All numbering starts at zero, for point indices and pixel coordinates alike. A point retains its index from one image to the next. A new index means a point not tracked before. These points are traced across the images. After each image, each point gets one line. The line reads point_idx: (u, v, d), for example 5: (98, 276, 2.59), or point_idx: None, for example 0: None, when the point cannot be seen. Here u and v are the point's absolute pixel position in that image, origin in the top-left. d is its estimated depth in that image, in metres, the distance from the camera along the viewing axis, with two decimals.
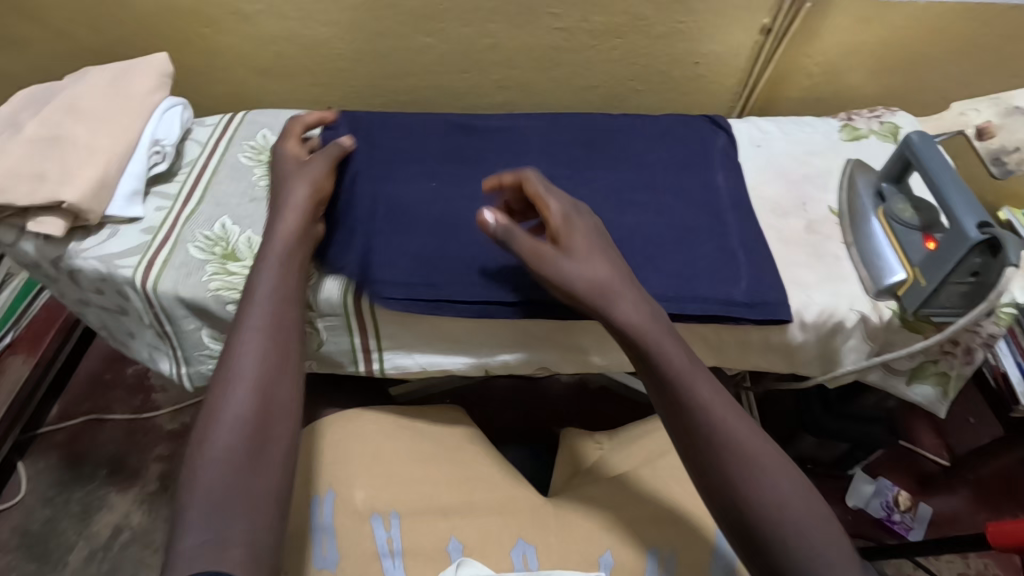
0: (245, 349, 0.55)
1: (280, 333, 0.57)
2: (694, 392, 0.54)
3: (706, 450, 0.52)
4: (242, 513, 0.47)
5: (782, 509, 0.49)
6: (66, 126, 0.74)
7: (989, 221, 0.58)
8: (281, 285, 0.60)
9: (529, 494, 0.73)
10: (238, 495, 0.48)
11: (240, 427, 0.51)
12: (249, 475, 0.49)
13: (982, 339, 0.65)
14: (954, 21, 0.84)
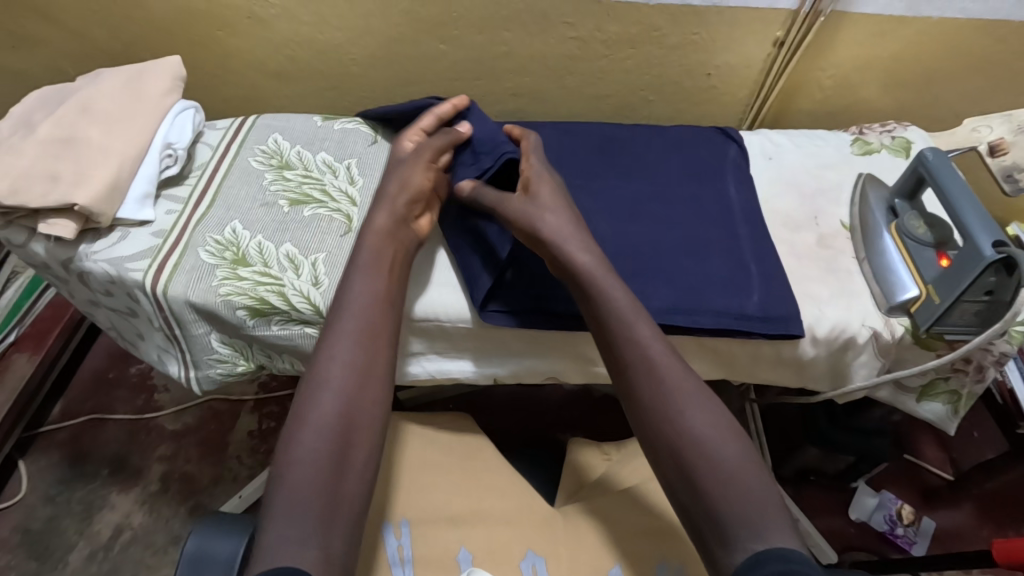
0: (334, 351, 0.56)
1: (370, 338, 0.58)
2: (665, 385, 0.55)
3: (669, 442, 0.53)
4: (317, 518, 0.48)
5: (730, 484, 0.49)
6: (79, 127, 0.74)
7: (1004, 240, 0.58)
8: (373, 288, 0.60)
9: (536, 503, 0.73)
10: (318, 498, 0.49)
11: (325, 431, 0.52)
12: (333, 481, 0.50)
13: (994, 357, 0.65)
14: (967, 37, 0.84)
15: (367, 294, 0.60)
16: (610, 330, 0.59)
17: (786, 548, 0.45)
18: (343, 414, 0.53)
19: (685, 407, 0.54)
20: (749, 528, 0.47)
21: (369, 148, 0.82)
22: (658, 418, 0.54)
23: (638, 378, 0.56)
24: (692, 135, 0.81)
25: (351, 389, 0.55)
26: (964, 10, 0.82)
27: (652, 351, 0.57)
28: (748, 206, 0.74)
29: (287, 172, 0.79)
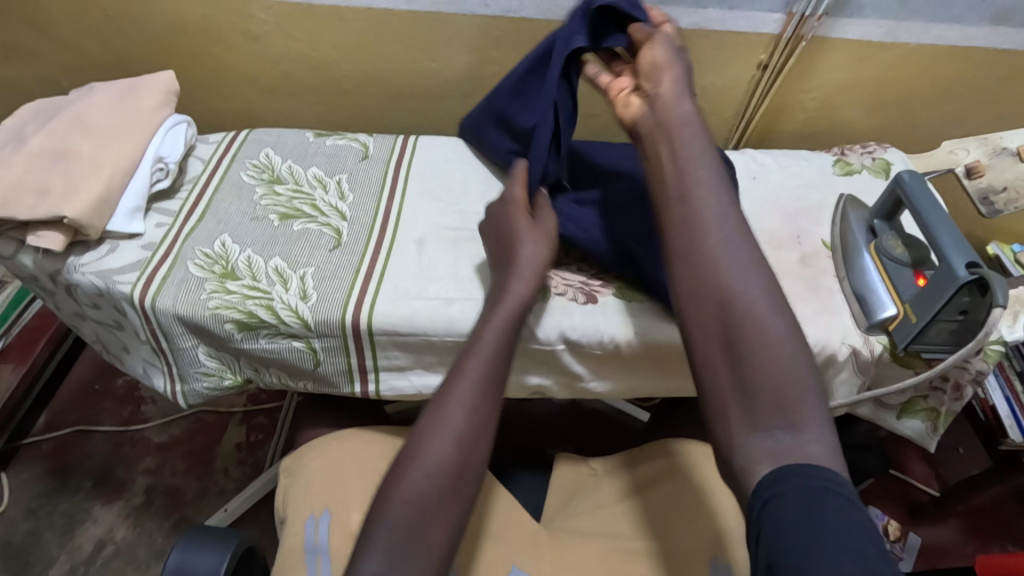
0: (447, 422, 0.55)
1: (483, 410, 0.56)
2: (727, 256, 0.52)
3: (728, 306, 0.50)
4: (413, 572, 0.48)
5: (774, 351, 0.48)
6: (70, 140, 0.74)
7: (977, 262, 0.59)
8: (502, 343, 0.59)
9: (525, 521, 0.75)
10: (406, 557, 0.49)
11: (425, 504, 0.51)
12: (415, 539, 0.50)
13: (971, 375, 0.66)
14: (944, 63, 0.87)
15: (496, 353, 0.58)
16: (678, 190, 0.56)
17: (817, 458, 0.43)
18: (461, 456, 0.54)
19: (742, 270, 0.51)
20: (777, 411, 0.46)
21: (360, 164, 0.83)
22: (710, 278, 0.51)
23: (699, 235, 0.54)
24: None
25: (468, 439, 0.55)
26: (940, 37, 0.84)
27: (723, 216, 0.54)
28: None
29: (278, 187, 0.80)
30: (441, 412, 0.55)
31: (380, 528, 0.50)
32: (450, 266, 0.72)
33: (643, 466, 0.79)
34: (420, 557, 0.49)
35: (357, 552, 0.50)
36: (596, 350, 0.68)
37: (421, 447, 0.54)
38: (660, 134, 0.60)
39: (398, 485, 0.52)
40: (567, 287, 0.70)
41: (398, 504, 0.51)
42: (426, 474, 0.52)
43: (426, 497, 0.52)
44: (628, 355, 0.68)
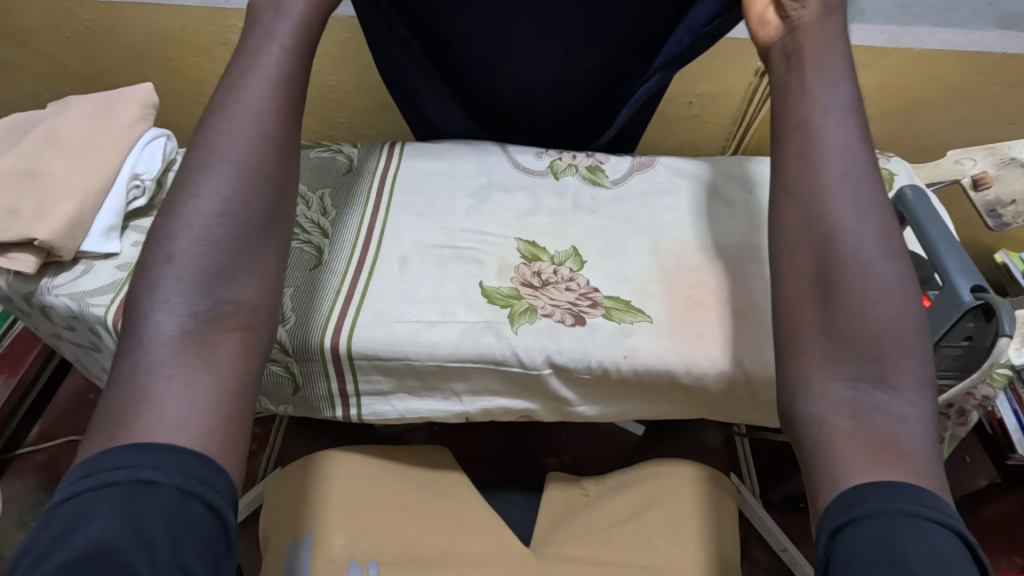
0: (234, 127, 0.50)
1: (284, 114, 0.52)
2: (832, 197, 0.48)
3: (832, 247, 0.46)
4: (237, 281, 0.46)
5: (873, 297, 0.44)
6: (43, 158, 0.72)
7: (983, 286, 0.57)
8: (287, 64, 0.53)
9: (517, 542, 0.73)
10: (225, 268, 0.46)
11: (222, 220, 0.46)
12: (241, 255, 0.47)
13: (976, 401, 0.63)
14: (949, 70, 0.84)
15: (279, 72, 0.52)
16: (794, 116, 0.52)
17: (911, 416, 0.41)
18: (254, 169, 0.49)
19: (855, 212, 0.47)
20: (868, 365, 0.43)
21: (344, 177, 0.81)
22: (815, 218, 0.48)
23: (817, 168, 0.49)
24: (671, 175, 0.80)
25: (269, 153, 0.50)
26: (945, 42, 0.81)
27: (852, 152, 0.49)
28: (726, 243, 0.73)
29: None
30: (217, 145, 0.49)
31: (179, 253, 0.45)
32: (432, 286, 0.69)
33: (636, 489, 0.78)
34: (242, 275, 0.46)
35: (141, 292, 0.45)
36: (584, 375, 0.65)
37: (208, 171, 0.48)
38: (791, 64, 0.54)
39: (178, 211, 0.47)
40: (554, 308, 0.68)
41: (188, 233, 0.46)
42: (212, 202, 0.47)
43: (223, 215, 0.47)
44: (616, 380, 0.66)
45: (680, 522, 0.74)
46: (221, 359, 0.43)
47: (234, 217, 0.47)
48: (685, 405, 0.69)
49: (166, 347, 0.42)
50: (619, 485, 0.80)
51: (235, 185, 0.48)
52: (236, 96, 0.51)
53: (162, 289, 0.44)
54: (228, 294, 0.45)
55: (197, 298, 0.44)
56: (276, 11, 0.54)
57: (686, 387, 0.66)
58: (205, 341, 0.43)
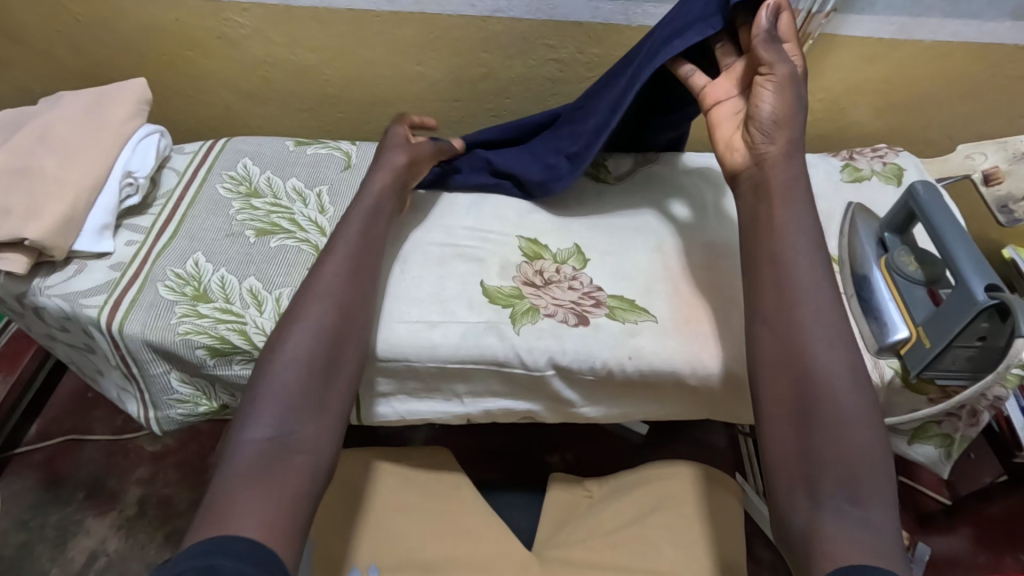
0: (319, 285, 0.59)
1: (357, 270, 0.61)
2: (805, 328, 0.51)
3: (805, 374, 0.50)
4: (308, 416, 0.52)
5: (840, 424, 0.48)
6: (34, 155, 0.70)
7: (997, 285, 0.55)
8: (368, 231, 0.64)
9: (519, 546, 0.72)
10: (305, 405, 0.52)
11: (309, 363, 0.55)
12: (315, 391, 0.54)
13: (989, 401, 0.61)
14: (960, 63, 0.82)
15: (364, 241, 0.63)
16: (770, 240, 0.55)
17: (883, 533, 0.44)
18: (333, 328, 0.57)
19: (826, 345, 0.51)
20: (844, 487, 0.45)
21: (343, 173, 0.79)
22: (786, 341, 0.52)
23: (791, 296, 0.53)
24: (674, 173, 0.79)
25: (342, 301, 0.59)
26: (956, 33, 0.79)
27: (820, 282, 0.53)
28: (729, 240, 0.71)
29: (255, 201, 0.76)
30: (309, 299, 0.58)
31: (263, 399, 0.52)
32: (433, 286, 0.68)
33: (639, 492, 0.77)
34: (314, 414, 0.53)
35: (235, 417, 0.52)
36: (586, 377, 0.64)
37: (293, 332, 0.56)
38: (758, 195, 0.58)
39: (272, 353, 0.55)
40: (557, 307, 0.66)
41: (276, 380, 0.53)
42: (297, 354, 0.55)
43: (304, 371, 0.54)
44: (620, 381, 0.64)
45: (687, 525, 0.73)
46: (288, 482, 0.48)
47: (309, 373, 0.54)
48: (691, 407, 0.68)
49: (246, 469, 0.48)
50: (623, 487, 0.79)
51: (311, 335, 0.56)
52: (324, 264, 0.61)
53: (251, 416, 0.51)
54: (297, 428, 0.51)
55: (276, 429, 0.50)
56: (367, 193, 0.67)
57: (692, 388, 0.65)
58: (271, 468, 0.48)
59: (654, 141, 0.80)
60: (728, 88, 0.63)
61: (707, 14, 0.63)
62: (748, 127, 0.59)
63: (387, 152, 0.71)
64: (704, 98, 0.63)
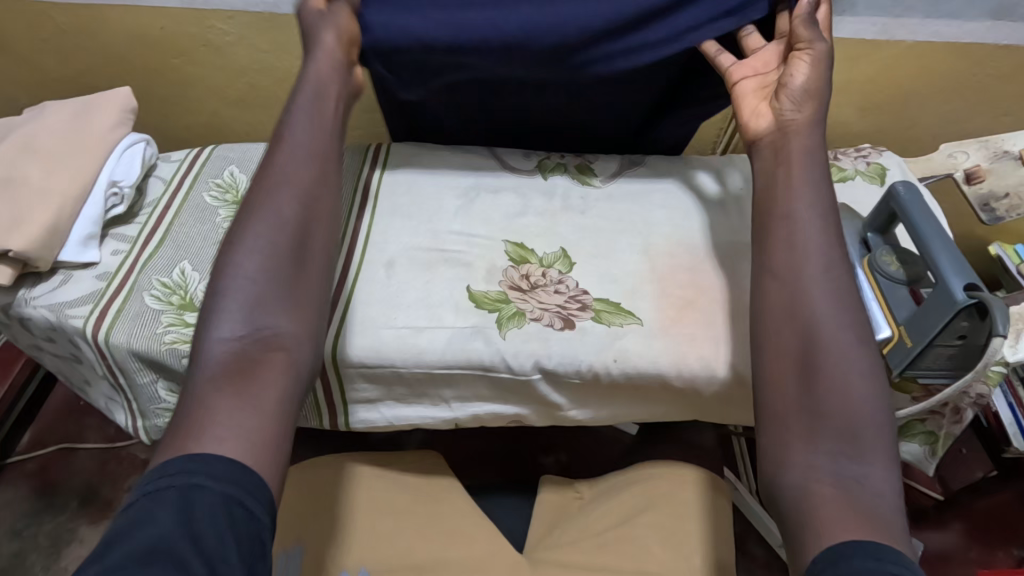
0: (280, 183, 0.55)
1: (324, 168, 0.58)
2: (814, 288, 0.51)
3: (813, 330, 0.50)
4: (279, 319, 0.51)
5: (845, 380, 0.48)
6: (18, 166, 0.70)
7: (977, 284, 0.56)
8: (317, 121, 0.59)
9: (509, 547, 0.72)
10: (270, 303, 0.51)
11: (276, 259, 0.52)
12: (286, 295, 0.52)
13: (971, 398, 0.63)
14: (942, 62, 0.83)
15: (315, 132, 0.59)
16: (779, 199, 0.56)
17: (882, 485, 0.44)
18: (294, 232, 0.54)
19: (834, 302, 0.51)
20: (845, 441, 0.46)
21: None
22: (793, 297, 0.51)
23: (804, 255, 0.53)
24: (659, 175, 0.79)
25: (307, 203, 0.56)
26: (937, 33, 0.80)
27: (831, 244, 0.53)
28: (715, 242, 0.72)
29: None
30: (272, 190, 0.55)
31: (220, 304, 0.50)
32: (420, 291, 0.68)
33: (629, 493, 0.77)
34: (280, 312, 0.51)
35: (203, 315, 0.50)
36: (573, 381, 0.65)
37: (247, 237, 0.53)
38: (778, 157, 0.58)
39: (233, 250, 0.52)
40: (543, 311, 0.66)
41: (234, 281, 0.51)
42: (256, 252, 0.52)
43: (262, 277, 0.51)
44: (607, 384, 0.65)
45: (678, 524, 0.73)
46: (261, 397, 0.47)
47: (271, 279, 0.51)
48: (678, 408, 0.68)
49: (219, 375, 0.47)
50: (612, 488, 0.80)
51: (275, 240, 0.53)
52: (280, 157, 0.57)
53: (218, 316, 0.50)
54: (266, 338, 0.50)
55: (247, 329, 0.49)
56: (319, 68, 0.61)
57: (679, 390, 0.65)
58: (242, 370, 0.48)
59: (656, 140, 0.83)
60: (755, 64, 0.62)
61: None
62: (777, 95, 0.60)
63: (313, 32, 0.61)
64: (730, 72, 0.63)
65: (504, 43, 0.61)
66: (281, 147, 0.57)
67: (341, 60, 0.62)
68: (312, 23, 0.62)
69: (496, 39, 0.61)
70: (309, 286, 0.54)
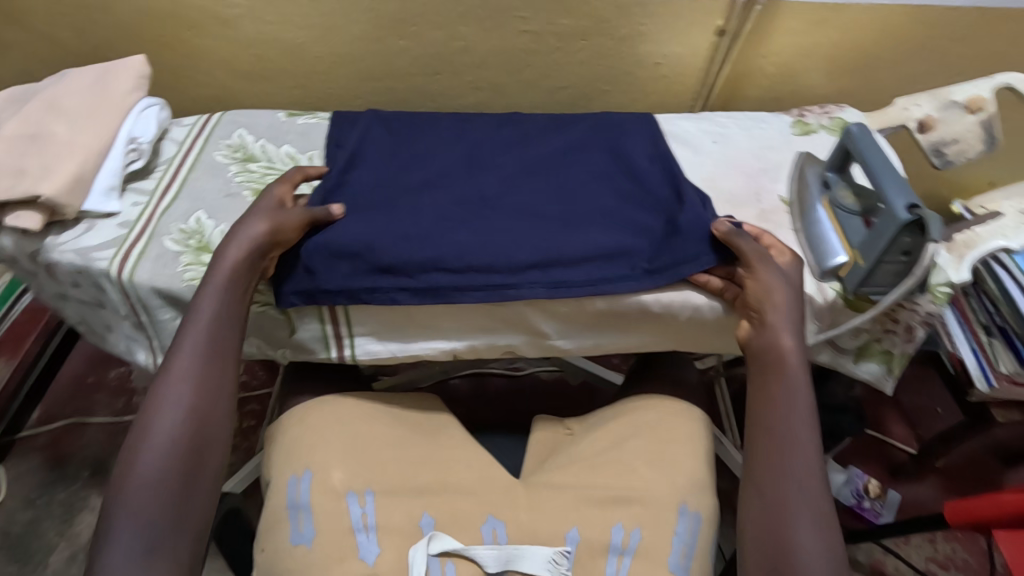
0: (172, 396, 0.59)
1: (218, 366, 0.62)
2: (785, 501, 0.55)
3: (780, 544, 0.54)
4: (172, 529, 0.54)
5: None
6: (46, 123, 0.76)
7: (917, 204, 0.62)
8: (225, 307, 0.64)
9: (506, 473, 0.78)
10: (166, 517, 0.55)
11: (169, 467, 0.56)
12: (179, 502, 0.56)
13: (921, 316, 0.69)
14: (898, 24, 0.90)
15: (215, 326, 0.63)
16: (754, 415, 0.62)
17: None
18: (189, 437, 0.58)
19: (808, 512, 0.55)
20: None
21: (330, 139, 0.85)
22: (770, 516, 0.55)
23: (780, 472, 0.57)
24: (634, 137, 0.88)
25: (202, 410, 0.60)
26: None
27: (808, 457, 0.57)
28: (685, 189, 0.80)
29: (251, 165, 0.82)
30: (168, 400, 0.59)
31: (120, 512, 0.54)
32: None
33: (616, 424, 0.83)
34: (167, 530, 0.54)
35: (104, 531, 0.54)
36: (562, 306, 0.71)
37: (142, 444, 0.57)
38: (758, 386, 0.63)
39: (133, 465, 0.56)
40: None
41: (135, 493, 0.55)
42: (156, 467, 0.56)
43: (157, 487, 0.55)
44: (591, 310, 0.71)
45: (660, 450, 0.80)
46: None
47: (166, 483, 0.56)
48: (657, 335, 0.75)
49: None
50: (600, 421, 0.86)
51: (172, 453, 0.57)
52: (175, 363, 0.61)
53: (117, 532, 0.53)
54: (159, 533, 0.54)
55: (142, 545, 0.53)
56: (219, 263, 0.65)
57: (657, 316, 0.72)
58: None
59: None
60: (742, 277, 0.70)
61: (699, 253, 0.70)
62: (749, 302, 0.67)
63: (250, 220, 0.68)
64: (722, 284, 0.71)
65: (452, 257, 0.69)
66: (180, 349, 0.61)
67: (261, 248, 0.66)
68: (243, 223, 0.68)
69: (440, 253, 0.69)
70: (205, 492, 0.58)
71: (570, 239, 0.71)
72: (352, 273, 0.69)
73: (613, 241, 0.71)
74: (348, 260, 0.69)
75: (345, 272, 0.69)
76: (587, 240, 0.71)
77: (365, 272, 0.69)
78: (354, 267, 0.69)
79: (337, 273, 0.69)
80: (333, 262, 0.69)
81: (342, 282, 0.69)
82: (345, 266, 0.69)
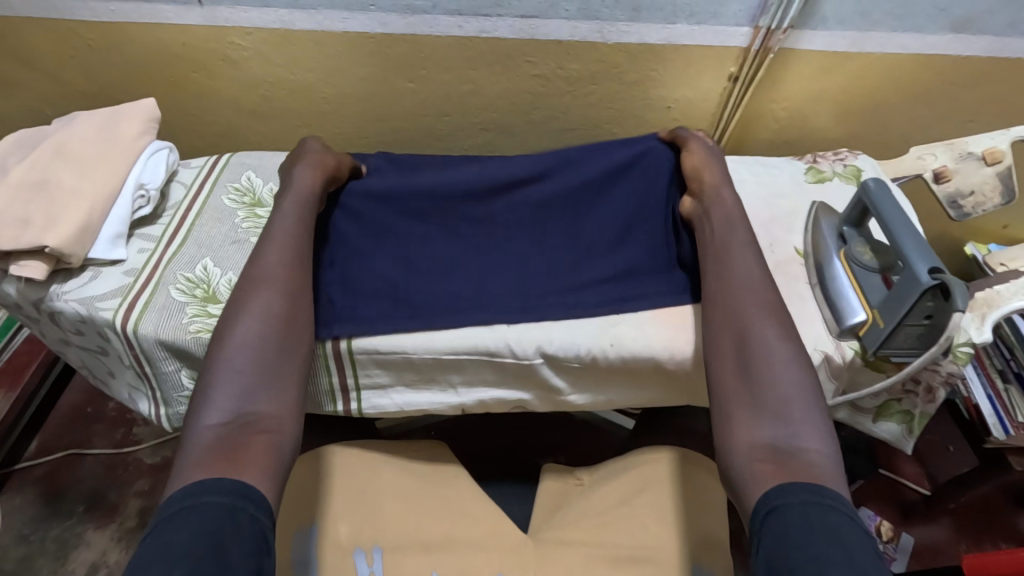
0: (263, 282, 0.65)
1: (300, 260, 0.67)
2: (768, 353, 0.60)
3: (769, 387, 0.58)
4: (267, 390, 0.59)
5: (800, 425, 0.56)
6: (53, 169, 0.75)
7: (940, 267, 0.60)
8: (302, 217, 0.70)
9: (513, 526, 0.76)
10: (264, 377, 0.59)
11: (263, 337, 0.61)
12: (271, 364, 0.60)
13: (942, 377, 0.68)
14: (911, 71, 0.89)
15: (297, 231, 0.69)
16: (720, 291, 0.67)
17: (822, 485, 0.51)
18: (281, 311, 0.63)
19: (791, 360, 0.60)
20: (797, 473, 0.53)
21: None
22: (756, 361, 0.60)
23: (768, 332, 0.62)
24: None
25: (295, 296, 0.65)
26: (904, 46, 0.86)
27: (781, 317, 0.63)
28: None
29: (259, 210, 0.81)
30: (259, 287, 0.64)
31: (210, 383, 0.58)
32: None
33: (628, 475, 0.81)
34: (264, 393, 0.59)
35: (198, 398, 0.58)
36: (574, 364, 0.69)
37: (241, 314, 0.62)
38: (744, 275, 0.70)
39: (228, 337, 0.61)
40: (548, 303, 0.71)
41: (234, 354, 0.60)
42: (254, 330, 0.61)
43: (253, 348, 0.60)
44: (604, 367, 0.69)
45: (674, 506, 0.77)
46: (248, 457, 0.54)
47: (262, 347, 0.61)
48: (671, 391, 0.73)
49: (214, 434, 0.55)
50: (609, 474, 0.83)
51: (263, 328, 0.62)
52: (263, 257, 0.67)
53: (218, 391, 0.58)
54: (256, 392, 0.58)
55: (238, 401, 0.57)
56: (293, 183, 0.72)
57: (671, 373, 0.70)
58: (225, 442, 0.54)
59: None
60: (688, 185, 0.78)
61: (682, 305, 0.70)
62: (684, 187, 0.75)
63: (301, 162, 0.74)
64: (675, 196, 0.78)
65: (477, 296, 0.71)
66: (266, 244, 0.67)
67: (320, 183, 0.72)
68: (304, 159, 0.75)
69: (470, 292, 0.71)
70: (296, 361, 0.62)
71: (584, 290, 0.72)
72: (385, 313, 0.69)
73: (613, 294, 0.71)
74: (383, 303, 0.70)
75: (379, 311, 0.69)
76: (594, 294, 0.71)
77: (393, 314, 0.69)
78: (388, 308, 0.70)
79: (365, 312, 0.69)
80: (370, 303, 0.70)
81: (370, 321, 0.69)
82: (380, 307, 0.70)
